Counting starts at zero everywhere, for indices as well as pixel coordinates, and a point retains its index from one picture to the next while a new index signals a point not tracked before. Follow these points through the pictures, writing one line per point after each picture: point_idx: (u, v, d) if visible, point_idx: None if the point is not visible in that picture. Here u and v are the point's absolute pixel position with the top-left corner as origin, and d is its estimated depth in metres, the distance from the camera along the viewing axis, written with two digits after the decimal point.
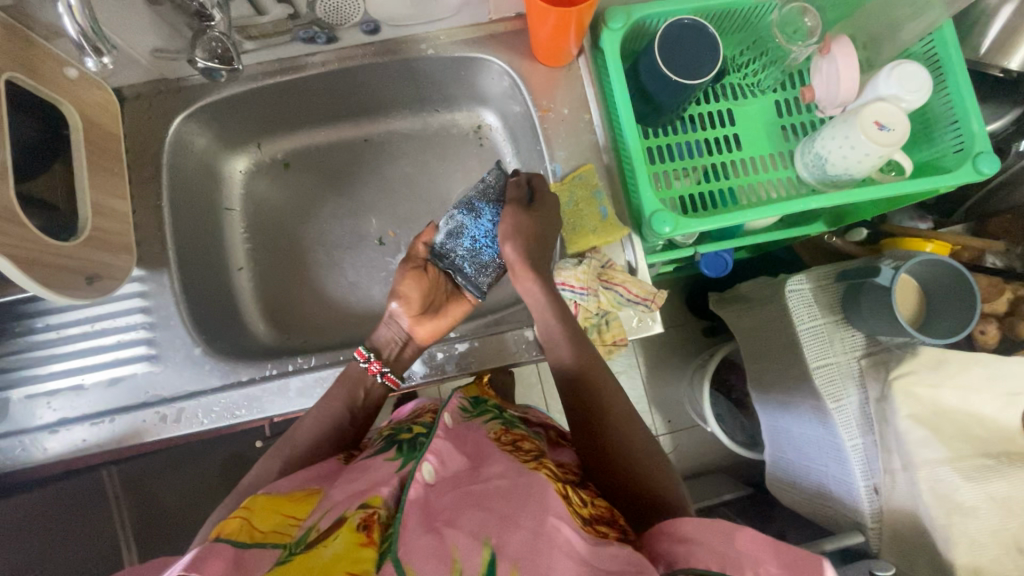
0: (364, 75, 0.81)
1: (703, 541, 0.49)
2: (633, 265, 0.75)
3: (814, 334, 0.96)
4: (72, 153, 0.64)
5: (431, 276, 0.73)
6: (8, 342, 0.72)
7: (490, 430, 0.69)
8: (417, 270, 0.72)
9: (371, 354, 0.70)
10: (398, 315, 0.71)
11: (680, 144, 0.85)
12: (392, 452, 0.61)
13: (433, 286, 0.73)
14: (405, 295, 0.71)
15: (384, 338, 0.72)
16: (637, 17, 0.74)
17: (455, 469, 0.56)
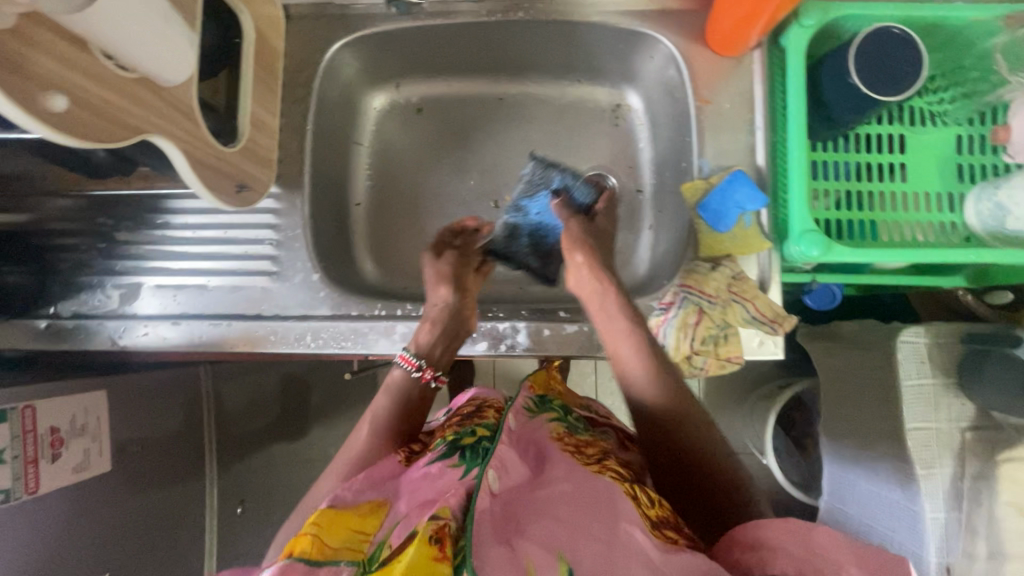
0: (521, 31, 0.78)
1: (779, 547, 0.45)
2: (765, 280, 0.70)
3: (918, 394, 0.86)
4: (241, 62, 0.65)
5: (463, 258, 0.78)
6: (147, 232, 0.76)
7: (551, 429, 0.63)
8: (456, 254, 0.77)
9: (421, 359, 0.67)
10: (436, 312, 0.70)
11: (835, 164, 0.78)
12: (454, 457, 0.55)
13: (466, 270, 0.76)
14: (444, 279, 0.73)
15: (431, 343, 0.68)
16: (833, 15, 0.68)
17: (520, 478, 0.52)
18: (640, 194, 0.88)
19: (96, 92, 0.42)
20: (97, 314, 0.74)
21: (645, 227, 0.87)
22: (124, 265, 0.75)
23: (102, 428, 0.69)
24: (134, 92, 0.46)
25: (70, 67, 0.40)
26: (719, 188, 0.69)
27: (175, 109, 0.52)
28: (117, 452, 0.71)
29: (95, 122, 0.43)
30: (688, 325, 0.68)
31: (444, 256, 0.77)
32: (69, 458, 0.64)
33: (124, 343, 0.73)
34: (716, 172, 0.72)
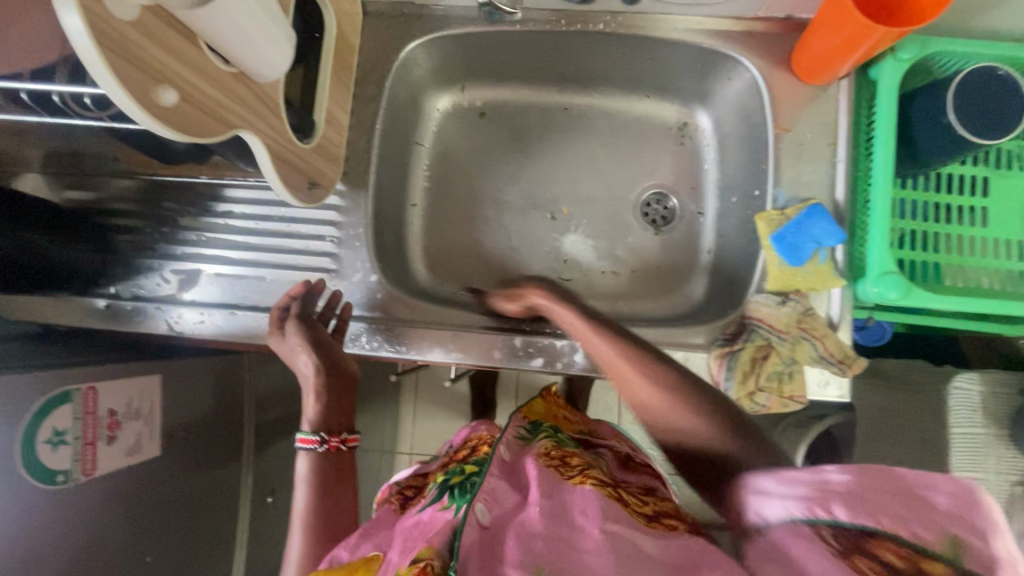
0: (598, 42, 0.76)
1: (821, 493, 0.37)
2: (836, 319, 0.68)
3: (965, 442, 0.84)
4: (321, 58, 0.65)
5: (309, 317, 0.67)
6: (208, 220, 0.75)
7: (540, 447, 0.62)
8: (297, 321, 0.66)
9: (321, 433, 0.62)
10: (311, 381, 0.64)
11: (914, 202, 0.75)
12: (444, 499, 0.54)
13: (314, 329, 0.66)
14: (300, 349, 0.65)
15: (325, 414, 0.64)
16: (932, 50, 0.65)
17: (509, 507, 0.50)
18: (702, 216, 0.85)
19: (201, 87, 0.42)
20: (153, 298, 0.74)
21: (704, 251, 0.84)
22: (185, 251, 0.75)
23: (155, 413, 0.68)
24: (231, 87, 0.46)
25: (182, 62, 0.40)
26: (795, 220, 0.66)
27: (264, 106, 0.52)
28: (167, 436, 0.70)
29: (198, 118, 0.42)
30: (755, 362, 0.66)
31: (288, 329, 0.66)
32: (124, 440, 0.64)
33: (180, 329, 0.73)
34: (792, 204, 0.69)
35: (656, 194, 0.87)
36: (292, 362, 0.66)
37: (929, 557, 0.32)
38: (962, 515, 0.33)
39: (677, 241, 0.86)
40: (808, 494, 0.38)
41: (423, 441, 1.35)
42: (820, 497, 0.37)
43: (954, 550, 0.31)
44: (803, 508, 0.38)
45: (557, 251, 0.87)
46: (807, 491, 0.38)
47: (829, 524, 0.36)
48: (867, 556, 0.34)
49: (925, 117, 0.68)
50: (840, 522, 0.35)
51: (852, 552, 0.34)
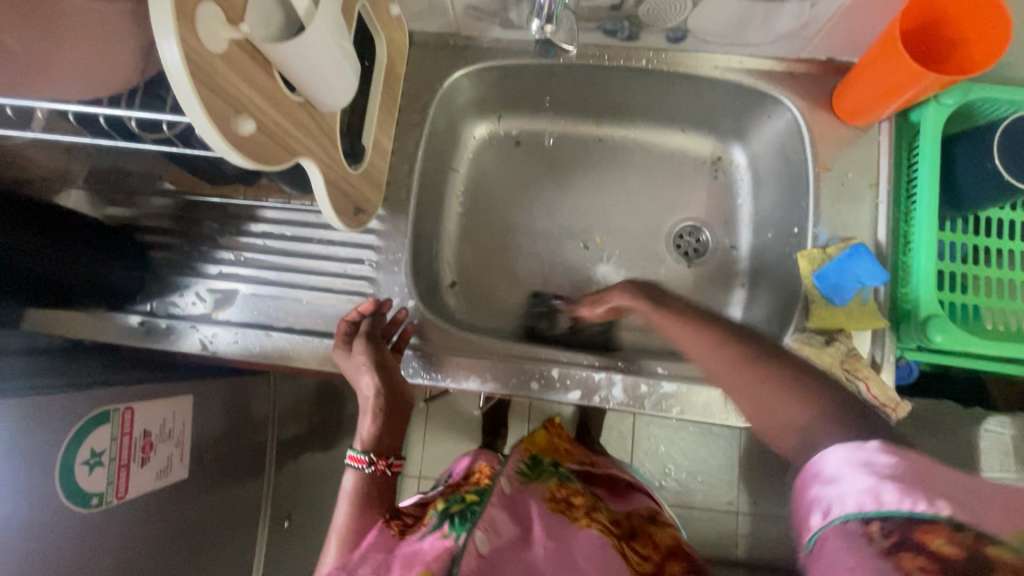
0: (639, 78, 0.77)
1: (902, 484, 0.32)
2: (878, 359, 0.67)
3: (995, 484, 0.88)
4: (372, 86, 0.66)
5: (375, 335, 0.66)
6: (246, 239, 0.75)
7: (547, 489, 0.61)
8: (365, 339, 0.65)
9: (370, 454, 0.61)
10: (371, 401, 0.63)
11: (952, 244, 0.74)
12: (443, 527, 0.52)
13: (382, 352, 0.65)
14: (367, 369, 0.64)
15: (371, 432, 0.63)
16: (973, 97, 0.66)
17: (508, 536, 0.52)
18: (735, 250, 0.85)
19: (271, 116, 0.42)
20: (187, 316, 0.73)
21: (738, 285, 0.84)
22: (220, 269, 0.74)
23: (185, 434, 0.68)
24: (296, 115, 0.46)
25: (258, 92, 0.40)
26: (837, 260, 0.66)
27: (323, 133, 0.52)
28: (195, 458, 0.69)
29: (267, 146, 0.42)
30: None
31: (354, 346, 0.66)
32: (156, 462, 0.63)
33: (213, 349, 0.72)
34: (834, 243, 0.69)
35: (689, 227, 0.87)
36: (356, 380, 0.65)
37: (988, 541, 0.29)
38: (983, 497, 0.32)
39: (710, 273, 0.86)
40: (881, 480, 0.33)
41: (433, 464, 1.33)
42: (904, 490, 0.32)
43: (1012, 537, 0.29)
44: (870, 496, 0.33)
45: (590, 280, 0.86)
46: (877, 479, 0.33)
47: (892, 522, 0.32)
48: (921, 554, 0.30)
49: (970, 161, 0.68)
50: (920, 517, 0.31)
51: (904, 549, 0.30)
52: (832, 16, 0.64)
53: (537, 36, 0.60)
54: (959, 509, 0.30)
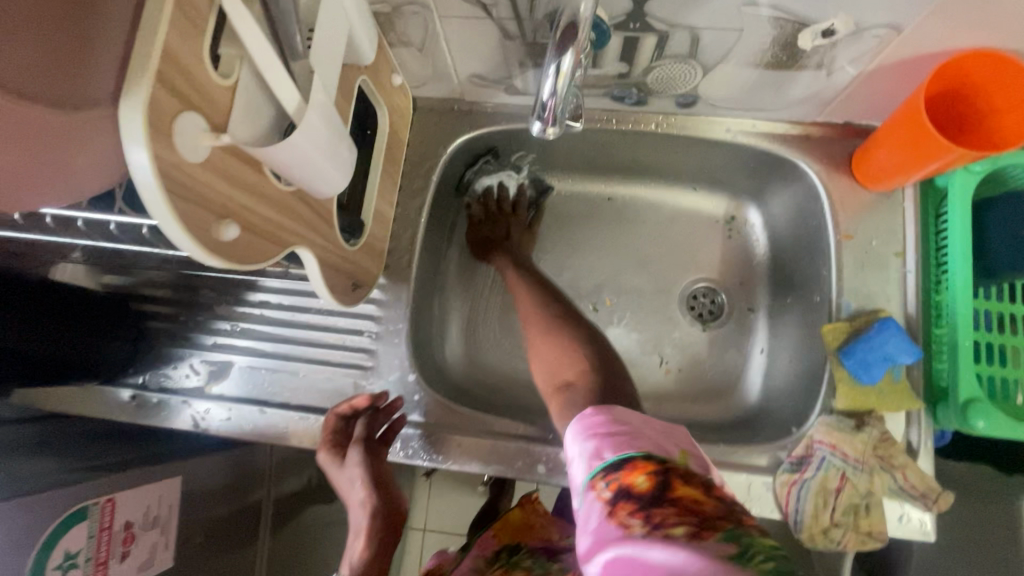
0: (648, 140, 0.75)
1: (609, 439, 0.41)
2: (913, 444, 0.62)
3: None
4: (372, 157, 0.64)
5: (371, 441, 0.63)
6: (243, 309, 0.72)
7: None
8: (361, 446, 0.62)
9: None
10: (365, 523, 0.60)
11: (987, 312, 0.69)
12: None
13: (378, 462, 0.63)
14: (362, 482, 0.61)
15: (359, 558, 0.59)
16: (1005, 163, 0.63)
17: None
18: (753, 313, 0.81)
19: (261, 213, 0.41)
20: (180, 390, 0.70)
21: (757, 350, 0.80)
22: (217, 341, 0.72)
23: (172, 520, 0.64)
24: (289, 207, 0.44)
25: (246, 193, 0.38)
26: (868, 337, 0.61)
27: (318, 217, 0.50)
28: (182, 545, 0.66)
29: (255, 245, 0.40)
30: (828, 492, 0.60)
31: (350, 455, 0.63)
32: (138, 557, 0.59)
33: (205, 426, 0.69)
34: (859, 315, 0.65)
35: (704, 288, 0.83)
36: (348, 492, 0.63)
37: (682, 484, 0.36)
38: (681, 443, 0.41)
39: (726, 338, 0.81)
40: (599, 443, 0.41)
41: (441, 519, 1.22)
42: (615, 443, 0.40)
43: (681, 458, 0.39)
44: (595, 456, 0.40)
45: None
46: (593, 440, 0.41)
47: (605, 472, 0.38)
48: (626, 496, 0.35)
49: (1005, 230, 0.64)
50: (614, 463, 0.38)
51: (624, 497, 0.35)
52: (850, 85, 0.61)
53: (541, 134, 0.54)
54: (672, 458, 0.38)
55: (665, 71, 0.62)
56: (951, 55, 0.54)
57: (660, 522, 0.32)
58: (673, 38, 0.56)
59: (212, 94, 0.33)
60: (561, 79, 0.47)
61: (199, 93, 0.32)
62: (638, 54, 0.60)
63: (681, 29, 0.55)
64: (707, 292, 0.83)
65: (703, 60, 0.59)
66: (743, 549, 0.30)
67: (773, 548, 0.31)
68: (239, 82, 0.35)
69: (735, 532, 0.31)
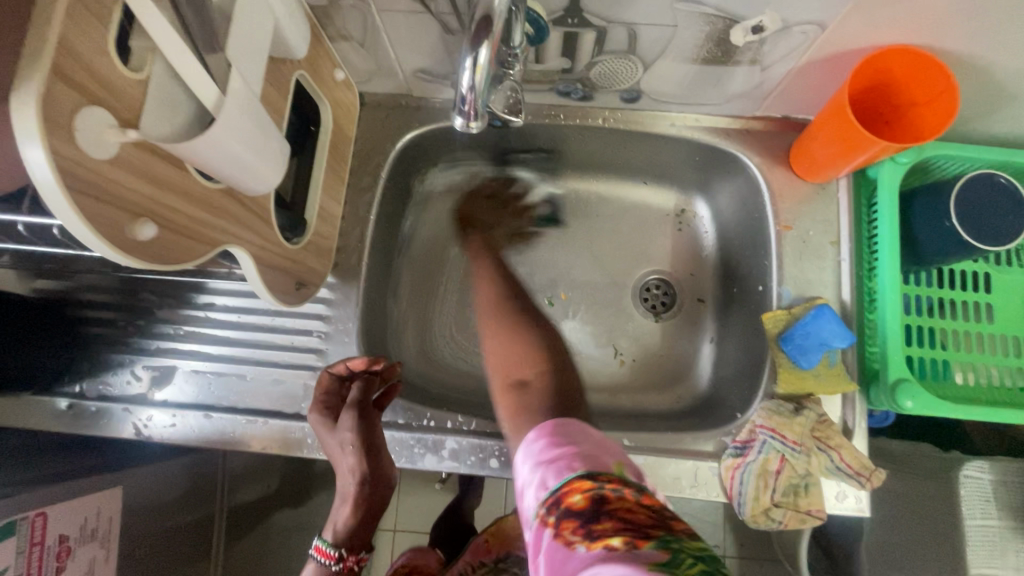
0: (597, 135, 0.76)
1: (549, 465, 0.42)
2: (849, 425, 0.65)
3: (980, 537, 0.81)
4: (315, 153, 0.63)
5: (365, 406, 0.61)
6: (186, 312, 0.69)
7: None
8: (355, 410, 0.60)
9: (341, 547, 0.56)
10: (353, 489, 0.57)
11: (917, 297, 0.73)
12: None
13: (372, 426, 0.60)
14: (354, 449, 0.58)
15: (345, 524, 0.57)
16: (928, 154, 0.66)
17: None
18: (702, 304, 0.83)
19: (184, 212, 0.40)
20: (120, 398, 0.67)
21: (707, 339, 0.81)
22: (159, 345, 0.69)
23: (113, 532, 0.63)
24: (217, 204, 0.43)
25: (164, 190, 0.37)
26: (803, 322, 0.64)
27: (252, 214, 0.49)
28: (125, 557, 0.64)
29: (177, 243, 0.40)
30: (768, 475, 0.62)
31: (341, 416, 0.60)
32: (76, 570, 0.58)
33: (147, 433, 0.66)
34: (798, 303, 0.68)
35: (656, 280, 0.84)
36: (338, 459, 0.59)
37: (619, 495, 0.38)
38: (620, 456, 0.43)
39: (678, 329, 0.83)
40: (543, 471, 0.42)
41: (408, 519, 1.18)
42: (556, 468, 0.41)
43: (618, 471, 0.41)
44: (540, 485, 0.41)
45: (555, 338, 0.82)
46: (539, 470, 0.42)
47: (547, 499, 0.40)
48: (568, 516, 0.37)
49: (929, 218, 0.67)
50: (557, 487, 0.40)
51: (567, 517, 0.37)
52: (784, 79, 0.63)
53: (465, 129, 0.54)
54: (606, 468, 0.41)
55: (607, 66, 0.63)
56: (872, 51, 0.56)
57: (600, 534, 0.35)
58: (611, 33, 0.57)
59: (120, 88, 0.32)
60: (480, 72, 0.47)
61: (104, 87, 0.31)
62: (579, 49, 0.60)
63: (618, 24, 0.56)
64: (659, 284, 0.84)
65: (642, 55, 0.60)
66: (676, 554, 0.32)
67: (703, 547, 0.34)
68: (151, 76, 0.34)
69: (670, 544, 0.33)
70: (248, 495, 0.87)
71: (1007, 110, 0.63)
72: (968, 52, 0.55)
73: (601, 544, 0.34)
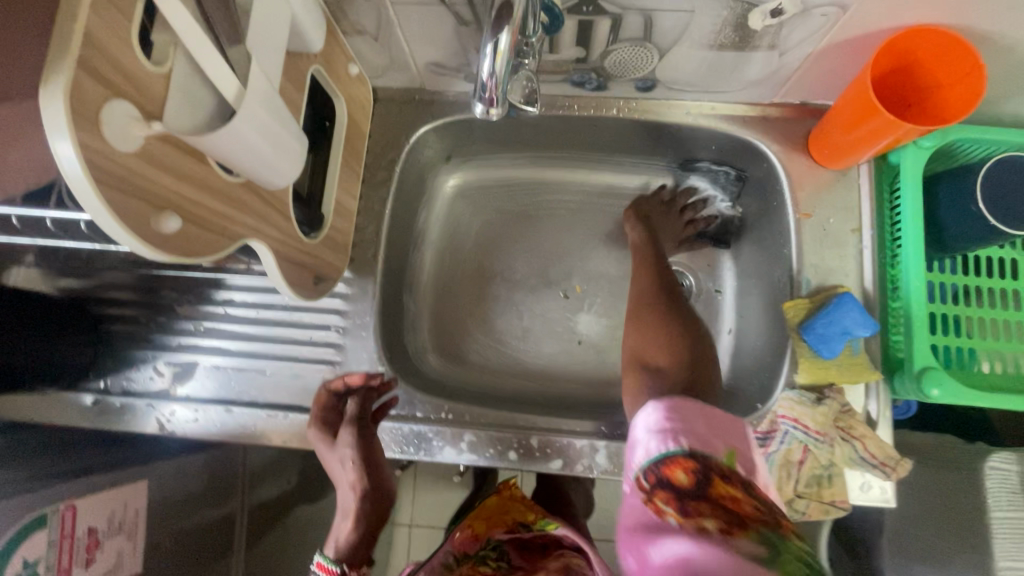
0: (612, 125, 0.75)
1: (657, 433, 0.42)
2: (872, 415, 0.64)
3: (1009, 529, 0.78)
4: (331, 148, 0.63)
5: (364, 420, 0.60)
6: (206, 308, 0.70)
7: None
8: (353, 425, 0.59)
9: (342, 563, 0.55)
10: (354, 505, 0.57)
11: (941, 284, 0.71)
12: None
13: (370, 441, 0.59)
14: (353, 464, 0.57)
15: (348, 541, 0.56)
16: (952, 137, 0.64)
17: None
18: (720, 295, 0.82)
19: (206, 205, 0.40)
20: (143, 393, 0.68)
21: (726, 330, 0.80)
22: (181, 341, 0.70)
23: (139, 525, 0.64)
24: (238, 198, 0.44)
25: (186, 184, 0.37)
26: (824, 312, 0.63)
27: (271, 208, 0.49)
28: (151, 549, 0.65)
29: (200, 237, 0.40)
30: (790, 465, 0.62)
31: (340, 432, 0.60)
32: (104, 563, 0.59)
33: (171, 428, 0.67)
34: (819, 292, 0.67)
35: (673, 271, 0.84)
36: (339, 475, 0.59)
37: (722, 482, 0.39)
38: (733, 440, 0.43)
39: (696, 321, 0.82)
40: (651, 439, 0.42)
41: (427, 513, 1.18)
42: (664, 440, 0.41)
43: (727, 459, 0.41)
44: (645, 451, 0.42)
45: (572, 331, 0.82)
46: (649, 435, 0.43)
47: (650, 468, 0.41)
48: (664, 488, 0.39)
49: (953, 204, 0.65)
50: (661, 458, 0.41)
51: (662, 488, 0.39)
52: (802, 64, 0.62)
53: (485, 117, 0.53)
54: (714, 451, 0.41)
55: (622, 55, 0.62)
56: (894, 33, 0.55)
57: (695, 513, 0.37)
58: (627, 20, 0.56)
59: (143, 82, 0.33)
60: (500, 59, 0.47)
61: (128, 81, 0.32)
62: (594, 37, 0.60)
63: (634, 11, 0.55)
64: (675, 275, 0.83)
65: (658, 42, 0.60)
66: (774, 550, 0.33)
67: (806, 551, 0.34)
68: (173, 70, 0.34)
69: (772, 543, 0.34)
70: (269, 490, 0.88)
71: None
72: (995, 32, 0.54)
73: (694, 525, 0.36)
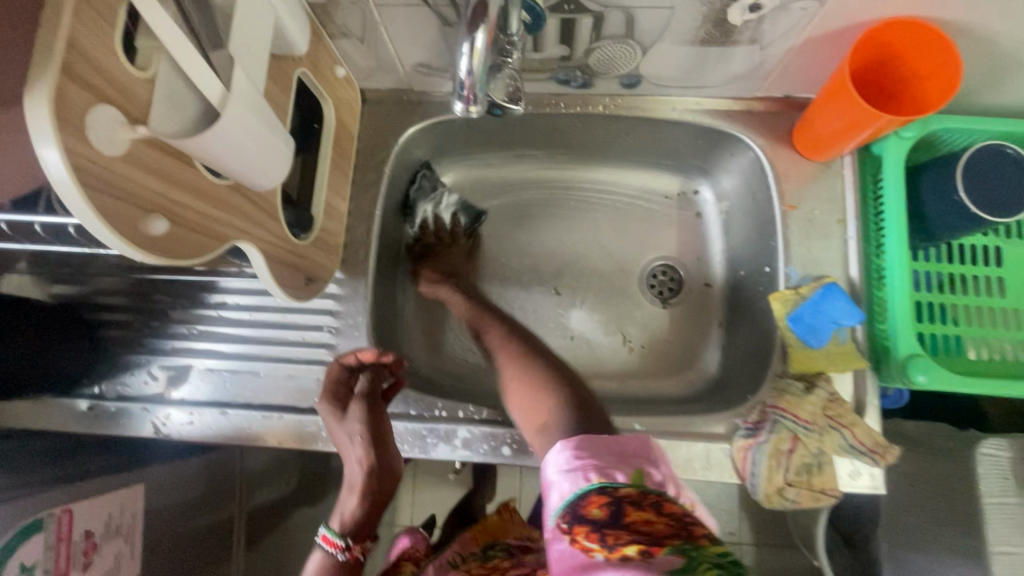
0: (598, 123, 0.76)
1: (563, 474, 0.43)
2: (861, 403, 0.65)
3: (1002, 514, 0.78)
4: (319, 150, 0.64)
5: (374, 397, 0.61)
6: (199, 312, 0.71)
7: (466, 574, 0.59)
8: (364, 403, 0.59)
9: (347, 538, 0.55)
10: (359, 481, 0.56)
11: (927, 273, 0.72)
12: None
13: (380, 417, 0.59)
14: (362, 440, 0.57)
15: (352, 515, 0.56)
16: (933, 127, 0.65)
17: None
18: (709, 288, 0.83)
19: (193, 206, 0.40)
20: (138, 397, 0.69)
21: (716, 323, 0.81)
22: (174, 345, 0.70)
23: (137, 528, 0.65)
24: (225, 199, 0.44)
25: (173, 186, 0.38)
26: (812, 301, 0.64)
27: (259, 210, 0.50)
28: (149, 552, 0.66)
29: (188, 238, 0.41)
30: (782, 453, 0.61)
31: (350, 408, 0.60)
32: (102, 566, 0.59)
33: (166, 431, 0.68)
34: (805, 282, 0.67)
35: (662, 266, 0.84)
36: (346, 449, 0.58)
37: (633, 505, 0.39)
38: (640, 462, 0.43)
39: (686, 314, 0.83)
40: (562, 478, 0.42)
41: (423, 511, 1.19)
42: (575, 477, 0.42)
43: (636, 481, 0.41)
44: (559, 492, 0.42)
45: (563, 328, 0.83)
46: (561, 477, 0.43)
47: (566, 511, 0.40)
48: (581, 522, 0.38)
49: (936, 193, 0.66)
50: (578, 495, 0.40)
51: (581, 522, 0.38)
52: (784, 58, 0.63)
53: (465, 114, 0.54)
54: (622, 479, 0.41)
55: (605, 52, 0.63)
56: (872, 24, 0.56)
57: (616, 542, 0.36)
58: (609, 18, 0.57)
59: (128, 85, 0.33)
60: (478, 55, 0.47)
61: (113, 86, 0.32)
62: (576, 35, 0.60)
63: (614, 8, 0.56)
64: (665, 270, 0.84)
65: (640, 39, 0.60)
66: (690, 560, 0.34)
67: (723, 554, 0.35)
68: (157, 74, 0.35)
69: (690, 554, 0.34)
70: (266, 494, 0.88)
71: (1014, 79, 0.62)
72: (971, 23, 0.54)
73: (616, 551, 0.35)
